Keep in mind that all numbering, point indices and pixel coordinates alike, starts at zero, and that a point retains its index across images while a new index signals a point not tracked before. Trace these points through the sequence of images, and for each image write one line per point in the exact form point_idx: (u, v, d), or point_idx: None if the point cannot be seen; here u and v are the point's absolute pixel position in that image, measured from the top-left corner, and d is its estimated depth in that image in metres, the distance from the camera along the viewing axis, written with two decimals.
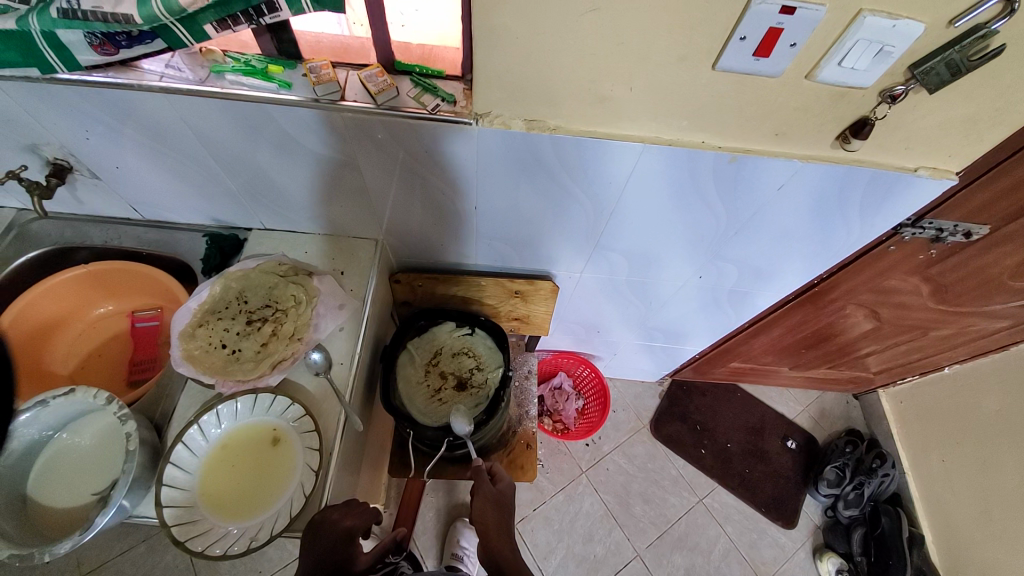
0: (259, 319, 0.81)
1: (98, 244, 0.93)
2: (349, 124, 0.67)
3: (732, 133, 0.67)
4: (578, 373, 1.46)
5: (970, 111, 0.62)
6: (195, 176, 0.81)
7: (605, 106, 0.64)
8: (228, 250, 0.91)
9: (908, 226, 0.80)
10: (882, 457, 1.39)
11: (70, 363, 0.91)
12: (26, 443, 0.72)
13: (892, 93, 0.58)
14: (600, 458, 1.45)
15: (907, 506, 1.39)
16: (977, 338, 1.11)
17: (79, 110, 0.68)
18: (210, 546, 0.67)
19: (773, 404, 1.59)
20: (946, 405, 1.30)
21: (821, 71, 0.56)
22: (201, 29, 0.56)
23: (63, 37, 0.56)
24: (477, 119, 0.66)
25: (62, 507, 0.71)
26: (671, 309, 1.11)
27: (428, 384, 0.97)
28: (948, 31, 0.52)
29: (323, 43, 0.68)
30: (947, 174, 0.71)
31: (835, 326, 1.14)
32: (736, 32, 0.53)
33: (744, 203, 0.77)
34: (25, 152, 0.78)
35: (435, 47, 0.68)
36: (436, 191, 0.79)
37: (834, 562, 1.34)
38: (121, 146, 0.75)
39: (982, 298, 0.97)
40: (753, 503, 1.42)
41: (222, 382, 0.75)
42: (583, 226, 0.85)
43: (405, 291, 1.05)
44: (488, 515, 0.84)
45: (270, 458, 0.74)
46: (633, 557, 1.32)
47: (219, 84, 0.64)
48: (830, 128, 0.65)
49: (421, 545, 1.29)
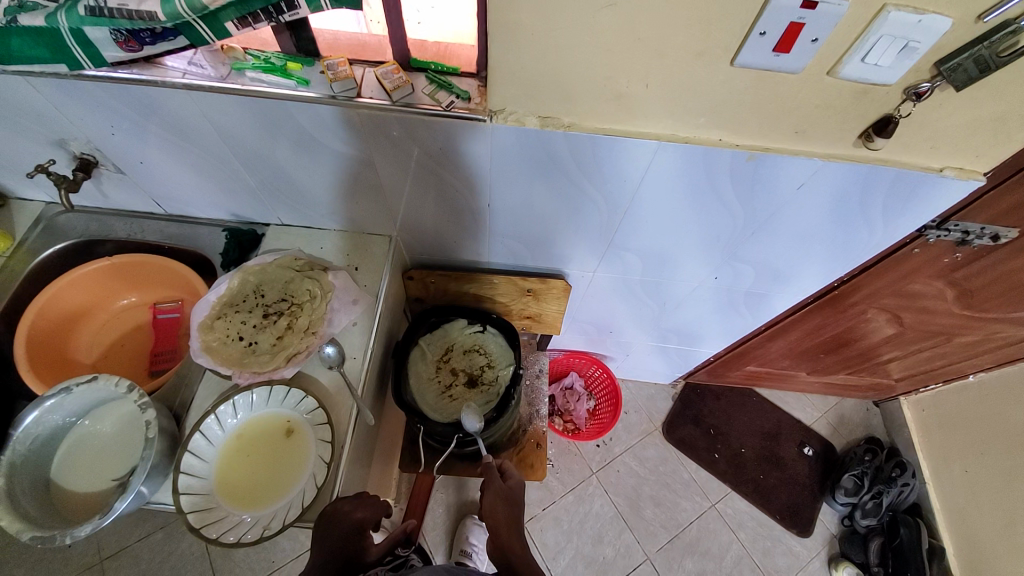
0: (275, 312, 0.83)
1: (122, 237, 0.96)
2: (365, 121, 0.67)
3: (751, 130, 0.66)
4: (590, 373, 1.46)
5: (1000, 109, 0.60)
6: (216, 172, 0.82)
7: (620, 103, 0.64)
8: (246, 244, 0.93)
9: (933, 228, 0.78)
10: (902, 467, 1.36)
11: (93, 352, 0.95)
12: (50, 428, 0.74)
13: (917, 91, 0.57)
14: (611, 459, 1.44)
15: (927, 518, 1.36)
16: (1004, 345, 1.08)
17: (106, 106, 0.70)
18: (224, 533, 0.68)
19: (790, 410, 1.56)
20: (971, 413, 1.26)
21: (843, 67, 0.55)
22: (223, 27, 0.57)
23: (90, 33, 0.58)
24: (492, 116, 0.66)
25: (83, 491, 0.73)
26: (687, 310, 1.10)
27: (440, 380, 0.98)
28: (977, 26, 0.51)
29: (341, 41, 0.69)
30: (974, 175, 0.69)
31: (855, 330, 1.11)
32: (755, 27, 0.52)
33: (761, 203, 0.76)
34: (53, 146, 0.80)
35: (451, 45, 0.68)
36: (451, 189, 0.79)
37: (850, 572, 1.31)
38: (145, 141, 0.77)
39: (1010, 305, 0.94)
40: (767, 509, 1.40)
41: (237, 373, 0.76)
42: (598, 224, 0.84)
43: (418, 288, 1.06)
44: (498, 511, 0.84)
45: (283, 449, 0.75)
46: (643, 560, 1.30)
47: (239, 81, 0.65)
48: (851, 127, 0.64)
49: (431, 541, 1.30)
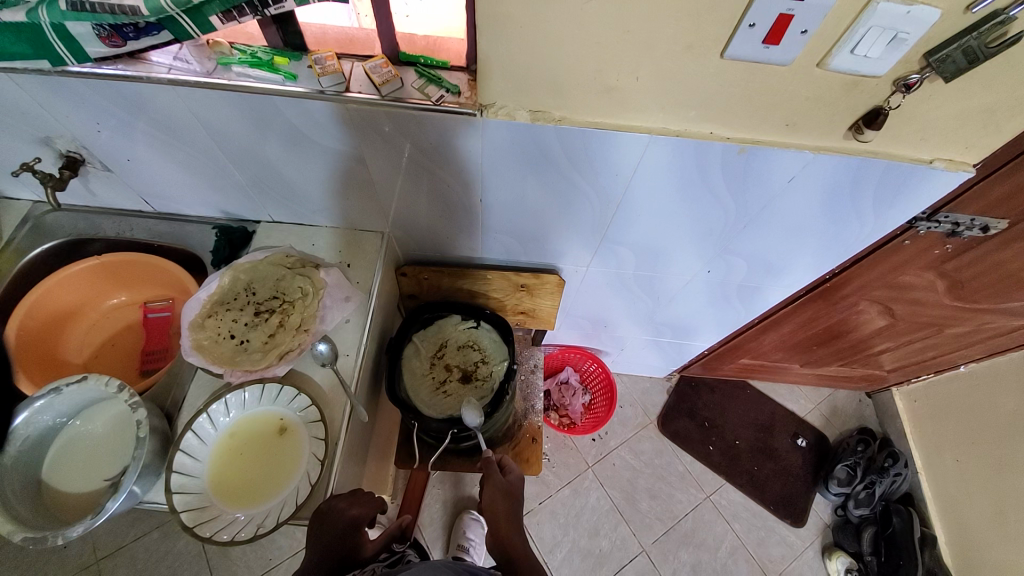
0: (267, 310, 0.82)
1: (111, 236, 0.95)
2: (355, 117, 0.67)
3: (743, 122, 0.65)
4: (584, 368, 1.46)
5: (989, 101, 0.60)
6: (205, 169, 0.81)
7: (612, 96, 0.63)
8: (237, 242, 0.93)
9: (923, 220, 0.79)
10: (895, 456, 1.36)
11: (84, 352, 0.94)
12: (40, 429, 0.74)
13: (907, 82, 0.57)
14: (606, 453, 1.44)
15: (919, 507, 1.37)
16: (992, 336, 1.09)
17: (92, 103, 0.69)
18: (218, 532, 0.68)
19: (783, 402, 1.57)
20: (961, 403, 1.27)
21: (833, 59, 0.55)
22: (207, 21, 0.56)
23: (72, 29, 0.57)
24: (482, 110, 0.65)
25: (76, 492, 0.73)
26: (681, 304, 1.10)
27: (433, 376, 0.98)
28: (965, 17, 0.51)
29: (329, 35, 0.67)
30: (963, 166, 0.69)
31: (847, 323, 1.12)
32: (745, 19, 0.51)
33: (753, 196, 0.76)
34: (38, 144, 0.79)
35: (440, 38, 0.67)
36: (443, 185, 0.79)
37: (843, 561, 1.32)
38: (132, 138, 0.76)
39: (1000, 295, 0.95)
40: (761, 500, 1.41)
41: (228, 372, 0.76)
42: (592, 219, 0.84)
43: (411, 284, 1.05)
44: (497, 505, 0.83)
45: (276, 447, 0.75)
46: (639, 553, 1.31)
47: (226, 76, 0.64)
48: (841, 119, 0.64)
49: (428, 536, 1.30)
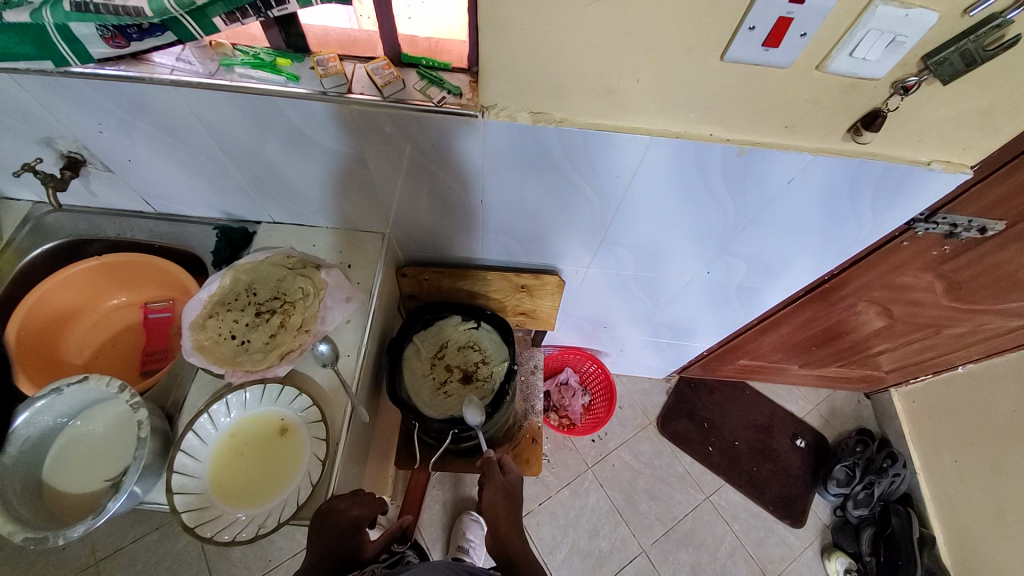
0: (268, 310, 0.82)
1: (111, 236, 0.95)
2: (357, 118, 0.67)
3: (743, 124, 0.66)
4: (584, 368, 1.47)
5: (986, 103, 0.60)
6: (206, 169, 0.82)
7: (613, 98, 0.64)
8: (238, 242, 0.93)
9: (921, 221, 0.79)
10: (893, 457, 1.37)
11: (84, 352, 0.94)
12: (41, 429, 0.74)
13: (905, 84, 0.57)
14: (605, 454, 1.44)
15: (918, 507, 1.37)
16: (990, 336, 1.10)
17: (94, 104, 0.69)
18: (219, 532, 0.68)
19: (782, 403, 1.58)
20: (960, 404, 1.28)
21: (831, 62, 0.56)
22: (211, 22, 0.56)
23: (76, 30, 0.57)
24: (484, 111, 0.66)
25: (76, 493, 0.73)
26: (681, 305, 1.11)
27: (434, 377, 0.98)
28: (963, 20, 0.51)
29: (331, 37, 0.67)
30: (961, 168, 0.70)
31: (846, 324, 1.12)
32: (745, 22, 0.52)
33: (753, 197, 0.76)
34: (39, 145, 0.79)
35: (442, 40, 0.67)
36: (444, 186, 0.79)
37: (842, 562, 1.33)
38: (133, 139, 0.76)
39: (998, 296, 0.95)
40: (761, 501, 1.41)
41: (230, 372, 0.76)
42: (592, 220, 0.85)
43: (411, 285, 1.05)
44: (498, 506, 0.84)
45: (277, 447, 0.76)
46: (639, 554, 1.31)
47: (229, 77, 0.65)
48: (840, 120, 0.64)
49: (427, 537, 1.30)
